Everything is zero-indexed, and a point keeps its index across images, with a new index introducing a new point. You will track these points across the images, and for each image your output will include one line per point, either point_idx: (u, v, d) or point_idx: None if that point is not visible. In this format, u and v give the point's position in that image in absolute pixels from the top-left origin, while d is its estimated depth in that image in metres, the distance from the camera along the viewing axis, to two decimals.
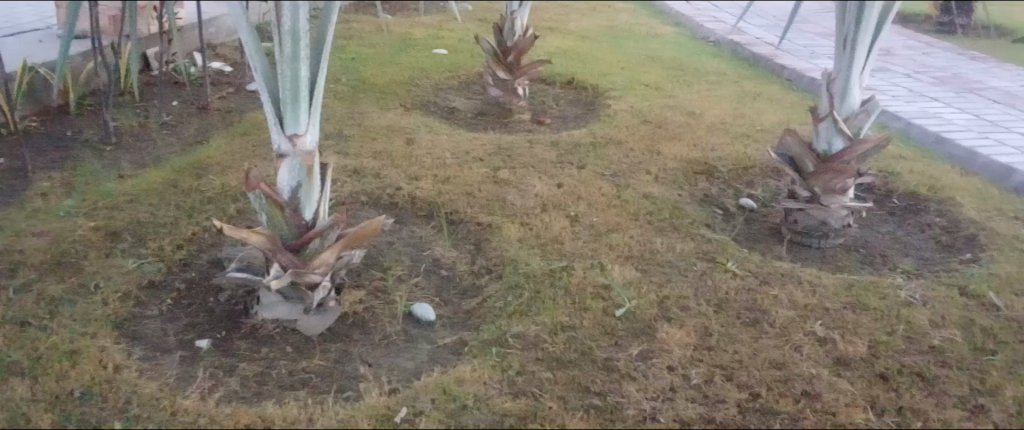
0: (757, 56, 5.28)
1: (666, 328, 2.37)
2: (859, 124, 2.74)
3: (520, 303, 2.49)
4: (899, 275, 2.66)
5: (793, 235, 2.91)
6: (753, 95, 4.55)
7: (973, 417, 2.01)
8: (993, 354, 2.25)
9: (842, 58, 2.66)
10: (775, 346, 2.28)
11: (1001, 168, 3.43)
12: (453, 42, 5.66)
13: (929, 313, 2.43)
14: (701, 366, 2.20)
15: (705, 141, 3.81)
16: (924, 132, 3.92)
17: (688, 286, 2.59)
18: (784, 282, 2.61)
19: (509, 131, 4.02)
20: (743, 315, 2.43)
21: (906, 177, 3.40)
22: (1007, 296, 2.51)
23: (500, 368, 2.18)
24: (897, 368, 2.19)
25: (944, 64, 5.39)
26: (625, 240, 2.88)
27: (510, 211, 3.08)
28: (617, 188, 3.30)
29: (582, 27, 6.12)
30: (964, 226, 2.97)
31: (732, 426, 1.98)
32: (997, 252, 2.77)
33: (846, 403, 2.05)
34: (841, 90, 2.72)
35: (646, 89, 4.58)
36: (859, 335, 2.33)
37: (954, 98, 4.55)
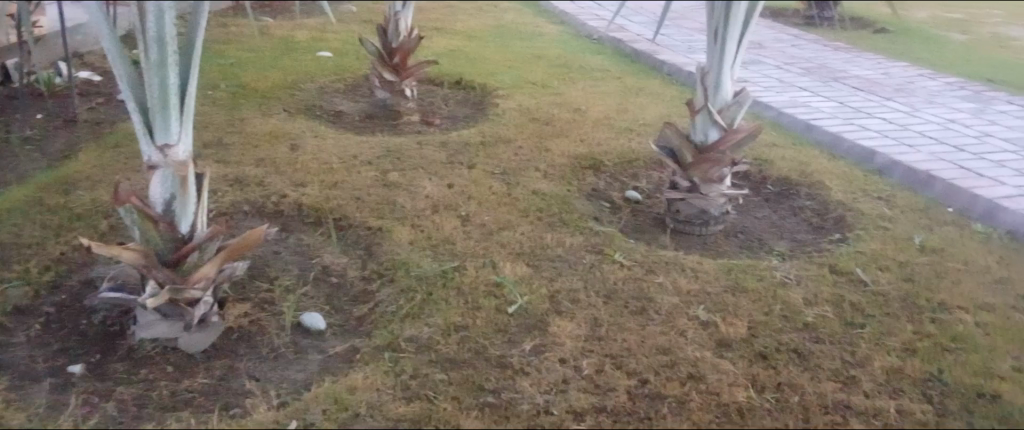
0: (639, 52, 5.44)
1: (558, 321, 2.41)
2: (732, 115, 2.86)
3: (412, 306, 2.47)
4: (775, 258, 2.80)
5: (676, 224, 3.01)
6: (636, 90, 4.68)
7: (845, 387, 2.12)
8: (862, 327, 2.39)
9: (714, 52, 2.77)
10: (661, 332, 2.36)
11: (864, 151, 3.68)
12: (338, 45, 5.56)
13: (803, 291, 2.57)
14: (592, 356, 2.24)
15: (591, 136, 3.89)
16: (795, 120, 4.13)
17: (577, 279, 2.64)
18: (668, 270, 2.70)
19: (398, 133, 3.99)
20: (631, 305, 2.50)
21: (778, 163, 3.57)
22: (872, 272, 2.68)
23: (393, 373, 2.16)
24: (775, 347, 2.30)
25: (811, 56, 5.70)
26: (515, 237, 2.90)
27: (399, 214, 3.05)
28: (507, 186, 3.33)
29: (469, 27, 6.14)
30: (832, 208, 3.15)
31: (623, 412, 2.02)
32: (863, 232, 2.95)
33: (729, 382, 2.14)
34: (714, 83, 2.83)
35: (533, 88, 4.63)
36: (739, 317, 2.43)
37: (821, 87, 4.80)
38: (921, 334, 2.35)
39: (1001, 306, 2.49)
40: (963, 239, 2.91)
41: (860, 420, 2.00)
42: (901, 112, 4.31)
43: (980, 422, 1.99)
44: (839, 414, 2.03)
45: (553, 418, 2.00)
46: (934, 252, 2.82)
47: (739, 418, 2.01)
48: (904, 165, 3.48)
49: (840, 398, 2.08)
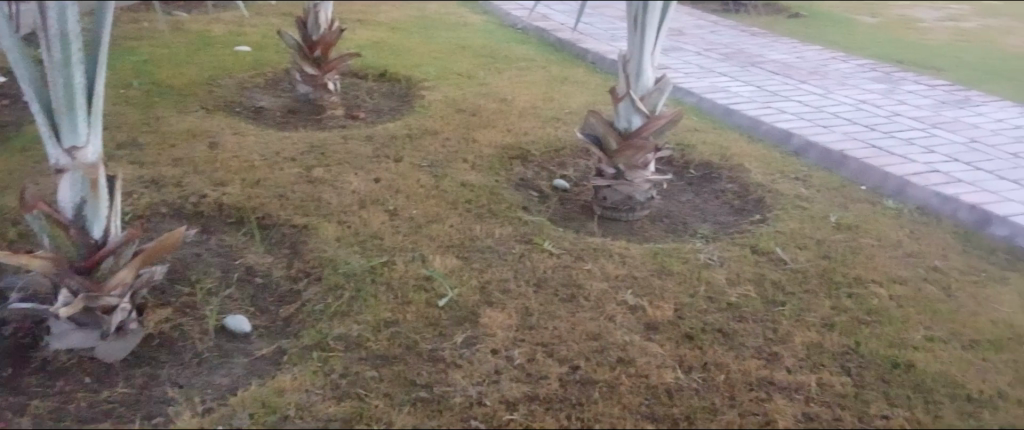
0: (562, 40, 5.47)
1: (489, 312, 2.41)
2: (655, 101, 2.90)
3: (340, 304, 2.44)
4: (699, 240, 2.86)
5: (603, 210, 3.05)
6: (561, 79, 4.71)
7: (768, 364, 2.19)
8: (783, 304, 2.47)
9: (635, 39, 2.82)
10: (591, 318, 2.39)
11: (782, 132, 3.79)
12: (257, 39, 5.42)
13: (725, 272, 2.63)
14: (523, 345, 2.26)
15: (518, 126, 3.89)
16: (715, 105, 4.22)
17: (507, 270, 2.64)
18: (597, 257, 2.73)
19: (322, 128, 3.92)
20: (560, 292, 2.52)
21: (700, 148, 3.65)
22: (791, 250, 2.76)
23: (322, 373, 2.13)
24: (701, 327, 2.35)
25: (729, 41, 5.84)
26: (444, 230, 2.88)
27: (325, 211, 3.00)
28: (435, 179, 3.31)
29: (392, 19, 6.06)
30: (752, 190, 3.24)
31: (555, 400, 2.04)
32: (782, 212, 3.04)
33: (657, 364, 2.18)
34: (635, 70, 2.87)
35: (458, 79, 4.61)
36: (666, 300, 2.48)
37: (739, 72, 4.92)
38: (838, 309, 2.43)
39: (912, 278, 2.60)
40: (876, 215, 3.03)
41: (783, 395, 2.07)
42: (816, 94, 4.45)
43: (895, 391, 2.07)
44: (763, 390, 2.09)
45: (486, 409, 2.00)
46: (850, 229, 2.92)
47: (668, 399, 2.05)
48: (819, 145, 3.61)
49: (764, 374, 2.14)
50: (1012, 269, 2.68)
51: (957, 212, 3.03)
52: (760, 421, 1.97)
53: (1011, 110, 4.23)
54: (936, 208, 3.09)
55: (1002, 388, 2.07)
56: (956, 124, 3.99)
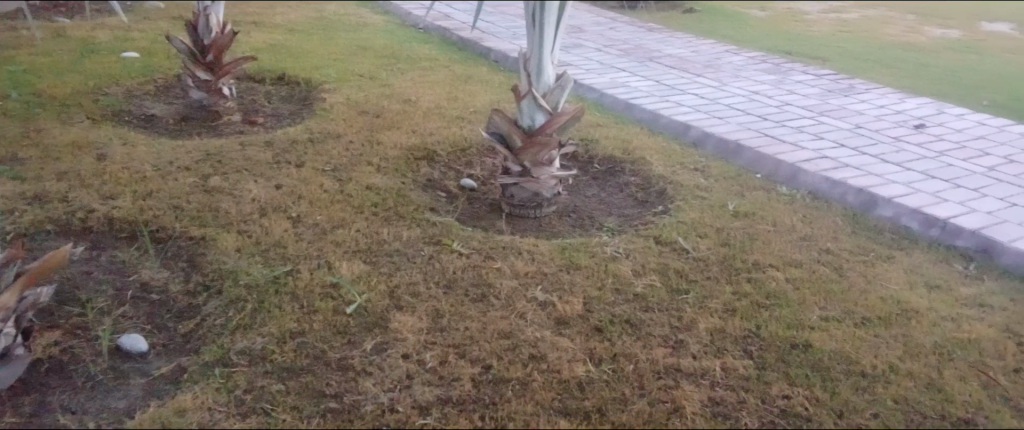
0: (465, 40, 5.46)
1: (398, 317, 2.38)
2: (556, 99, 2.93)
3: (243, 317, 2.36)
4: (605, 233, 2.91)
5: (511, 208, 3.06)
6: (465, 78, 4.70)
7: (674, 351, 2.25)
8: (687, 293, 2.53)
9: (534, 38, 2.86)
10: (502, 317, 2.39)
11: (680, 125, 3.89)
12: (145, 44, 5.19)
13: (631, 263, 2.69)
14: (434, 348, 2.24)
15: (422, 126, 3.85)
16: (616, 100, 4.30)
17: (416, 272, 2.61)
18: (505, 255, 2.73)
19: (218, 135, 3.78)
20: (470, 292, 2.51)
21: (603, 142, 3.71)
22: (693, 239, 2.84)
23: (226, 390, 2.06)
24: (609, 319, 2.39)
25: (628, 37, 5.97)
26: (349, 235, 2.83)
27: (224, 221, 2.90)
28: (339, 183, 3.24)
29: (289, 20, 5.91)
30: (655, 182, 3.32)
31: (468, 401, 2.03)
32: (683, 202, 3.12)
33: (568, 359, 2.20)
34: (536, 69, 2.90)
35: (360, 80, 4.54)
36: (575, 294, 2.51)
37: (638, 67, 5.03)
38: (739, 294, 2.52)
39: (807, 261, 2.72)
40: (771, 202, 3.15)
41: (690, 381, 2.12)
42: (711, 87, 4.60)
43: (795, 371, 2.16)
44: (671, 377, 2.14)
45: (399, 415, 1.97)
46: (747, 216, 3.03)
47: (580, 392, 2.08)
48: (715, 136, 3.72)
49: (671, 362, 2.19)
50: (897, 247, 2.83)
51: (845, 195, 3.19)
52: (669, 408, 2.02)
53: (891, 96, 4.48)
54: (826, 192, 3.24)
55: (892, 361, 2.19)
56: (841, 112, 4.19)
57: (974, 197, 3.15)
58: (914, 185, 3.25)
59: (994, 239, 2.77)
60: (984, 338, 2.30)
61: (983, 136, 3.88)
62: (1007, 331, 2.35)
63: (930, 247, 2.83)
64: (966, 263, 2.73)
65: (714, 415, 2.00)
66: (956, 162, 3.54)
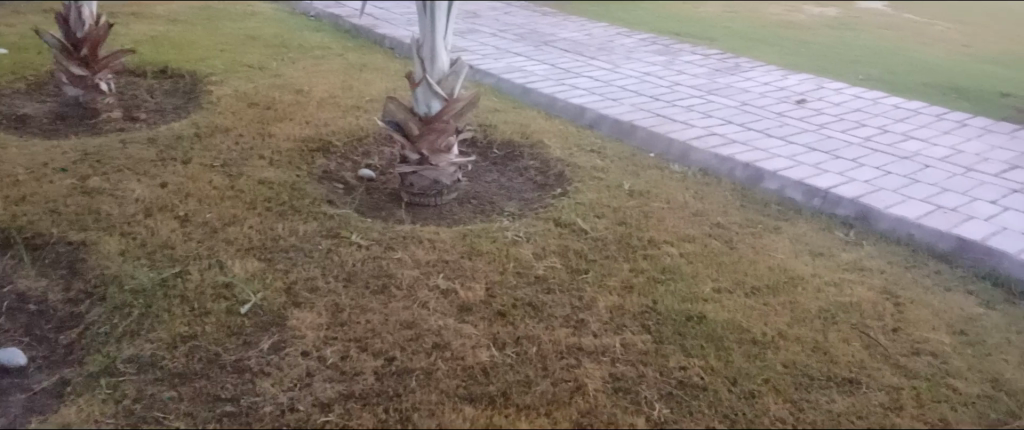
0: (358, 27, 5.36)
1: (297, 314, 2.32)
2: (452, 85, 2.89)
3: (129, 323, 2.25)
4: (506, 218, 2.91)
5: (411, 197, 3.01)
6: (359, 66, 4.61)
7: (576, 331, 2.28)
8: (587, 272, 2.58)
9: (426, 24, 2.82)
10: (404, 307, 2.36)
11: (575, 108, 3.94)
12: (13, 39, 4.85)
13: (532, 247, 2.71)
14: (335, 343, 2.19)
15: (317, 117, 3.76)
16: (512, 85, 4.31)
17: (314, 267, 2.55)
18: (406, 244, 2.70)
19: (97, 134, 3.59)
20: (371, 284, 2.47)
21: (501, 127, 3.71)
22: (591, 220, 2.89)
23: (114, 400, 1.97)
24: (511, 303, 2.40)
25: (524, 21, 5.98)
26: (243, 232, 2.74)
27: (106, 223, 2.75)
28: (229, 179, 3.12)
29: (171, 10, 5.65)
30: (553, 165, 3.34)
31: (371, 395, 2.01)
32: (580, 184, 3.16)
33: (472, 345, 2.20)
34: (430, 55, 2.86)
35: (249, 71, 4.38)
36: (477, 280, 2.51)
37: (533, 51, 5.06)
38: (637, 271, 2.58)
39: (699, 235, 2.80)
40: (665, 180, 3.24)
41: (591, 359, 2.16)
42: (605, 69, 4.67)
43: (691, 342, 2.23)
44: (573, 356, 2.17)
45: (299, 414, 1.93)
46: (643, 195, 3.10)
47: (484, 378, 2.08)
48: (609, 118, 3.79)
49: (573, 341, 2.23)
50: (783, 218, 2.96)
51: (733, 171, 3.31)
52: (571, 387, 2.05)
53: (774, 74, 4.67)
54: (715, 168, 3.35)
55: (781, 328, 2.29)
56: (728, 90, 4.34)
57: (852, 167, 3.32)
58: (797, 158, 3.40)
59: (870, 206, 2.94)
60: (864, 301, 2.43)
61: (859, 109, 4.09)
62: (885, 292, 2.49)
63: (813, 217, 2.98)
64: (846, 230, 2.88)
65: (615, 390, 2.05)
66: (835, 134, 3.72)
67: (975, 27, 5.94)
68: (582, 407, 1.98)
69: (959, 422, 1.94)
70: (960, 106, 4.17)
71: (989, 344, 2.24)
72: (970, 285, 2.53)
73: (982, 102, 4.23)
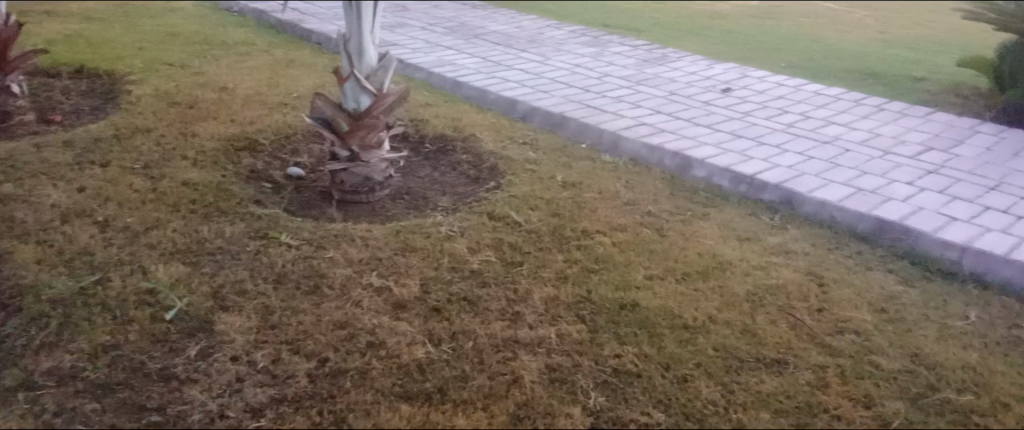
0: (283, 22, 5.25)
1: (225, 318, 2.26)
2: (381, 80, 2.85)
3: (47, 335, 2.17)
4: (439, 213, 2.89)
5: (342, 194, 2.96)
6: (286, 62, 4.51)
7: (511, 324, 2.28)
8: (521, 265, 2.58)
9: (352, 18, 2.77)
10: (337, 307, 2.32)
11: (506, 101, 3.94)
12: None
13: (466, 241, 2.69)
14: (266, 347, 2.14)
15: (242, 115, 3.66)
16: (443, 78, 4.28)
17: (243, 269, 2.49)
18: (338, 243, 2.65)
19: (9, 138, 3.42)
20: (302, 284, 2.42)
21: (433, 121, 3.68)
22: (525, 213, 2.89)
23: (32, 415, 1.90)
24: (447, 299, 2.39)
25: (454, 14, 5.95)
26: (166, 236, 2.65)
27: (20, 231, 2.63)
28: (152, 181, 3.02)
29: (86, 8, 5.43)
30: (485, 159, 3.33)
31: (304, 397, 1.97)
32: (514, 177, 3.16)
33: (407, 343, 2.18)
34: (357, 49, 2.81)
35: (170, 69, 4.24)
36: (411, 277, 2.49)
37: (464, 45, 5.03)
38: (571, 262, 2.59)
39: (631, 224, 2.84)
40: (597, 170, 3.26)
41: (528, 351, 2.17)
42: (535, 62, 4.68)
43: (625, 330, 2.25)
44: (509, 349, 2.17)
45: (230, 421, 1.89)
46: (575, 186, 3.12)
47: (420, 375, 2.06)
48: (541, 110, 3.80)
49: (508, 334, 2.22)
50: (711, 205, 3.02)
51: (663, 160, 3.36)
52: (508, 380, 2.05)
53: (700, 63, 4.75)
54: (645, 157, 3.40)
55: (711, 313, 2.33)
56: (656, 80, 4.40)
57: (777, 153, 3.41)
58: (724, 145, 3.47)
59: (794, 190, 3.02)
60: (790, 283, 2.50)
61: (783, 96, 4.20)
62: (810, 273, 2.56)
63: (740, 202, 3.04)
64: (772, 215, 2.96)
65: (551, 381, 2.06)
66: (760, 121, 3.81)
67: (890, 14, 6.16)
68: (518, 399, 1.98)
69: (881, 397, 2.01)
70: (878, 91, 4.31)
71: (908, 321, 2.32)
72: (889, 264, 2.63)
73: (898, 87, 4.39)
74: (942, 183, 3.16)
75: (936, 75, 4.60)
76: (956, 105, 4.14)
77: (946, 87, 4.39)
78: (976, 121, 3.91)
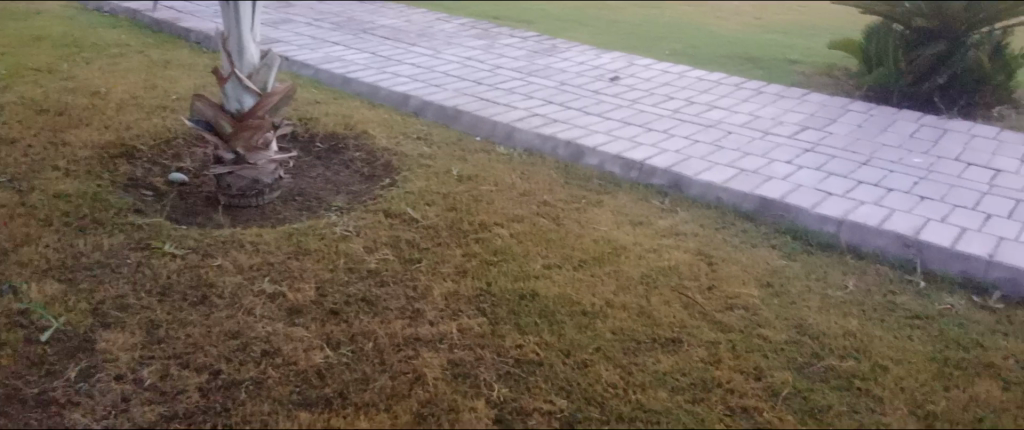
0: (160, 22, 5.01)
1: (107, 335, 2.14)
2: (264, 79, 2.76)
3: None
4: (333, 213, 2.82)
5: (229, 199, 2.84)
6: (163, 63, 4.31)
7: (411, 322, 2.25)
8: (419, 261, 2.55)
9: (229, 16, 2.65)
10: (228, 317, 2.23)
11: (398, 96, 3.89)
12: None
13: (362, 240, 2.65)
14: (153, 362, 2.04)
15: (118, 120, 3.47)
16: (331, 75, 4.18)
17: (124, 283, 2.36)
18: (227, 250, 2.55)
19: None
20: (189, 295, 2.32)
21: (323, 120, 3.59)
22: (421, 209, 2.86)
23: None
24: (343, 301, 2.34)
25: (340, 9, 5.83)
26: (38, 252, 2.48)
27: None
28: (19, 195, 2.82)
29: None
30: (379, 156, 3.28)
31: (196, 413, 1.89)
32: (409, 173, 3.12)
33: (304, 348, 2.12)
34: (237, 48, 2.70)
35: (35, 74, 3.98)
36: (306, 280, 2.42)
37: (352, 40, 4.94)
38: (470, 255, 2.59)
39: (528, 215, 2.85)
40: (492, 162, 3.27)
41: (429, 348, 2.15)
42: (425, 56, 4.64)
43: (525, 320, 2.26)
44: (410, 347, 2.15)
45: None
46: (471, 179, 3.11)
47: (319, 380, 2.01)
48: (433, 104, 3.77)
49: (409, 332, 2.20)
50: (604, 191, 3.07)
51: (556, 149, 3.39)
52: (410, 378, 2.02)
53: (589, 53, 4.83)
54: (538, 147, 3.43)
55: (608, 297, 2.38)
56: (547, 71, 4.44)
57: (664, 138, 3.50)
58: (614, 133, 3.54)
59: (681, 174, 3.11)
60: (681, 263, 2.57)
61: (668, 83, 4.32)
62: (700, 253, 2.65)
63: (631, 188, 3.11)
64: (662, 198, 3.04)
65: (455, 376, 2.05)
66: (648, 108, 3.91)
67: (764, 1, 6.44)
68: (421, 397, 1.96)
69: (771, 368, 2.10)
70: (757, 75, 4.50)
71: (792, 293, 2.44)
72: (773, 240, 2.75)
73: (776, 70, 4.59)
74: (818, 161, 3.32)
75: (810, 57, 4.83)
76: (829, 86, 4.37)
77: (818, 69, 4.62)
78: (847, 100, 4.14)
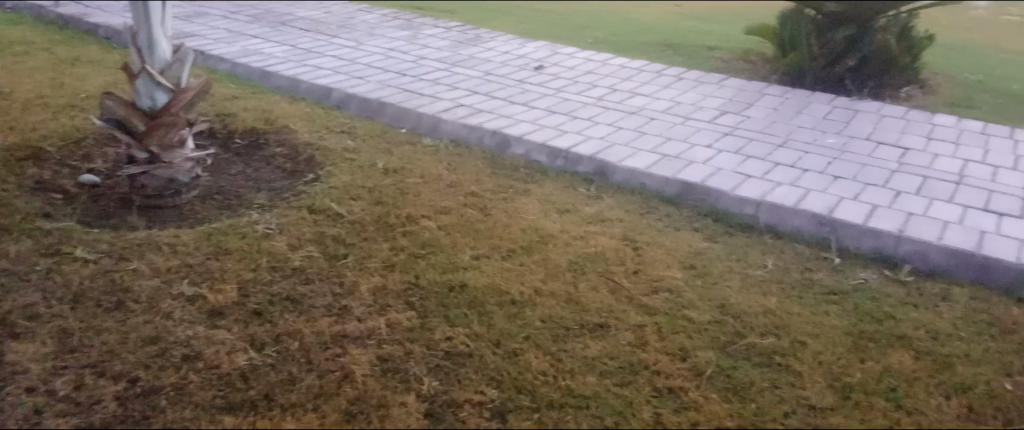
0: (66, 17, 4.79)
1: (16, 347, 2.04)
2: (177, 74, 2.67)
3: None
4: (255, 211, 2.75)
5: (144, 200, 2.75)
6: (70, 61, 4.12)
7: (338, 319, 2.22)
8: (345, 257, 2.51)
9: (137, 11, 2.57)
10: (145, 322, 2.16)
11: (320, 89, 3.82)
12: None
13: (285, 238, 2.59)
14: (67, 372, 1.96)
15: (23, 121, 3.31)
16: (250, 70, 4.07)
17: (32, 292, 2.26)
18: (143, 252, 2.47)
19: None
20: (103, 301, 2.23)
21: (242, 115, 3.50)
22: (346, 204, 2.82)
23: None
24: (267, 300, 2.29)
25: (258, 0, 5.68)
26: None
27: None
28: None
29: None
30: (301, 151, 3.21)
31: (114, 423, 1.83)
32: (332, 167, 3.07)
33: (227, 351, 2.07)
34: (147, 43, 2.62)
35: None
36: (227, 281, 2.36)
37: (270, 32, 4.82)
38: (397, 249, 2.56)
39: (454, 206, 2.84)
40: (418, 154, 3.24)
41: (357, 344, 2.12)
42: (347, 47, 4.56)
43: (454, 312, 2.26)
44: (338, 345, 2.12)
45: None
46: (396, 172, 3.08)
47: (243, 383, 1.97)
48: (356, 97, 3.71)
49: (336, 330, 2.17)
50: (531, 180, 3.09)
51: (482, 139, 3.39)
52: (338, 376, 2.00)
53: (512, 42, 4.83)
54: (464, 138, 3.42)
55: (537, 285, 2.39)
56: (471, 61, 4.42)
57: (589, 126, 3.54)
58: (539, 121, 3.55)
59: (606, 160, 3.15)
60: (607, 249, 2.61)
61: (592, 71, 4.35)
62: (625, 239, 2.68)
63: (557, 176, 3.13)
64: (587, 186, 3.07)
65: (384, 372, 2.03)
66: (572, 96, 3.94)
67: None
68: (350, 395, 1.94)
69: (695, 348, 2.15)
70: (678, 61, 4.57)
71: (714, 274, 2.50)
72: (695, 223, 2.81)
73: (696, 56, 4.68)
74: (737, 144, 3.41)
75: (728, 43, 4.94)
76: (747, 71, 4.48)
77: (736, 54, 4.73)
78: (764, 84, 4.25)
